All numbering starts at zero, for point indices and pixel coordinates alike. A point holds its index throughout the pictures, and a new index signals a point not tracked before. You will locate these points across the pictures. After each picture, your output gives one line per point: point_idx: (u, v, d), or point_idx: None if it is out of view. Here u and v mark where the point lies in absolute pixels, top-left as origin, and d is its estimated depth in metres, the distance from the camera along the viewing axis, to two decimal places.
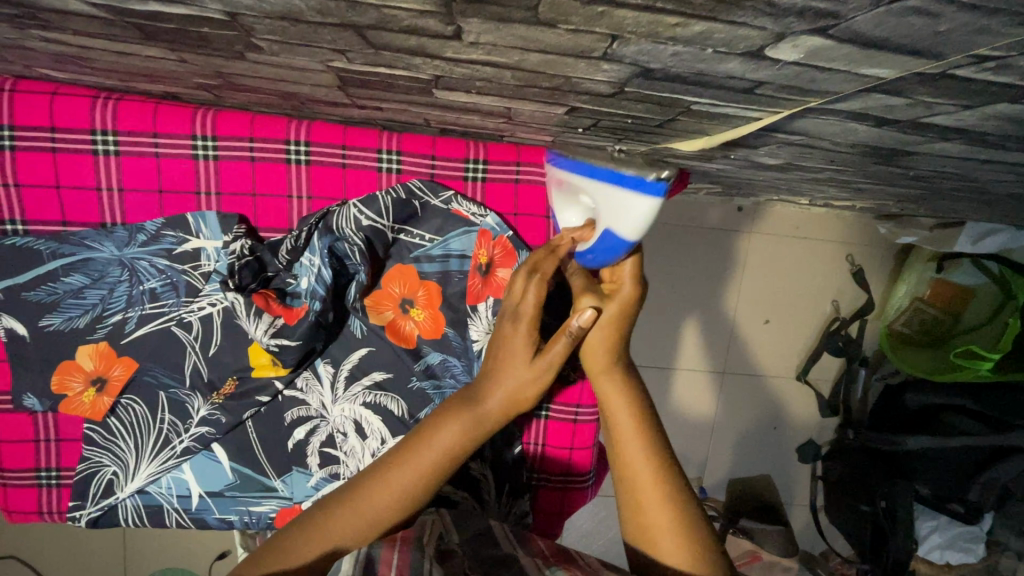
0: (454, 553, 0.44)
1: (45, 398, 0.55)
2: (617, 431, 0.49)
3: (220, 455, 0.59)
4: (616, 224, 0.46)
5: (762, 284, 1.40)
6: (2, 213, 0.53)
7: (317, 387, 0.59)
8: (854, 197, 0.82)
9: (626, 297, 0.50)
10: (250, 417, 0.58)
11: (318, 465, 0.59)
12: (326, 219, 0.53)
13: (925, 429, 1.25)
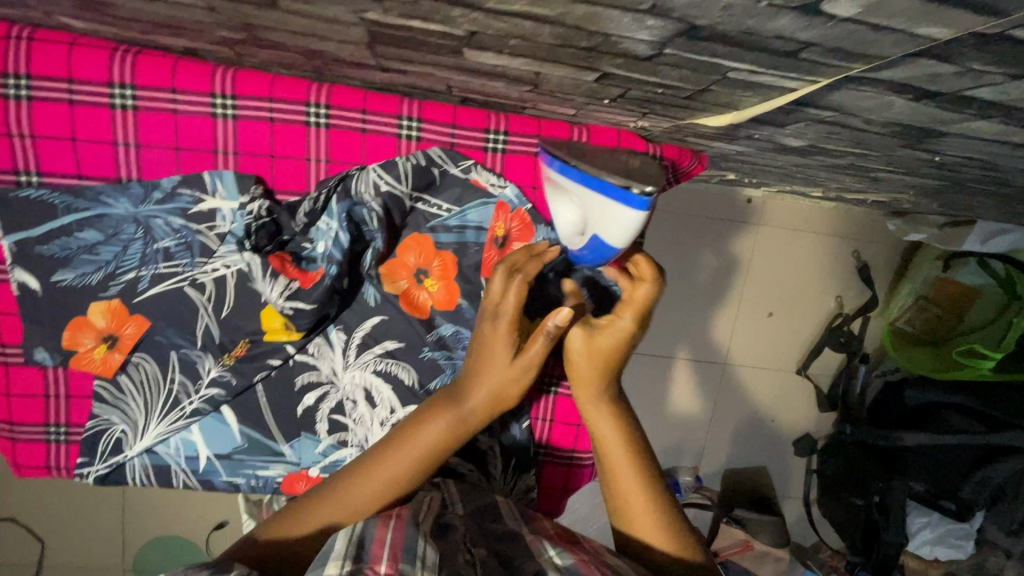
0: (456, 525, 0.46)
1: (55, 353, 0.55)
2: (603, 441, 0.49)
3: (228, 418, 0.59)
4: (604, 232, 0.45)
5: (767, 276, 1.40)
6: (16, 162, 0.52)
7: (328, 353, 0.59)
8: (871, 189, 0.82)
9: (623, 330, 0.48)
10: (260, 381, 0.58)
11: (326, 432, 0.60)
12: (345, 181, 0.52)
13: (919, 425, 1.26)
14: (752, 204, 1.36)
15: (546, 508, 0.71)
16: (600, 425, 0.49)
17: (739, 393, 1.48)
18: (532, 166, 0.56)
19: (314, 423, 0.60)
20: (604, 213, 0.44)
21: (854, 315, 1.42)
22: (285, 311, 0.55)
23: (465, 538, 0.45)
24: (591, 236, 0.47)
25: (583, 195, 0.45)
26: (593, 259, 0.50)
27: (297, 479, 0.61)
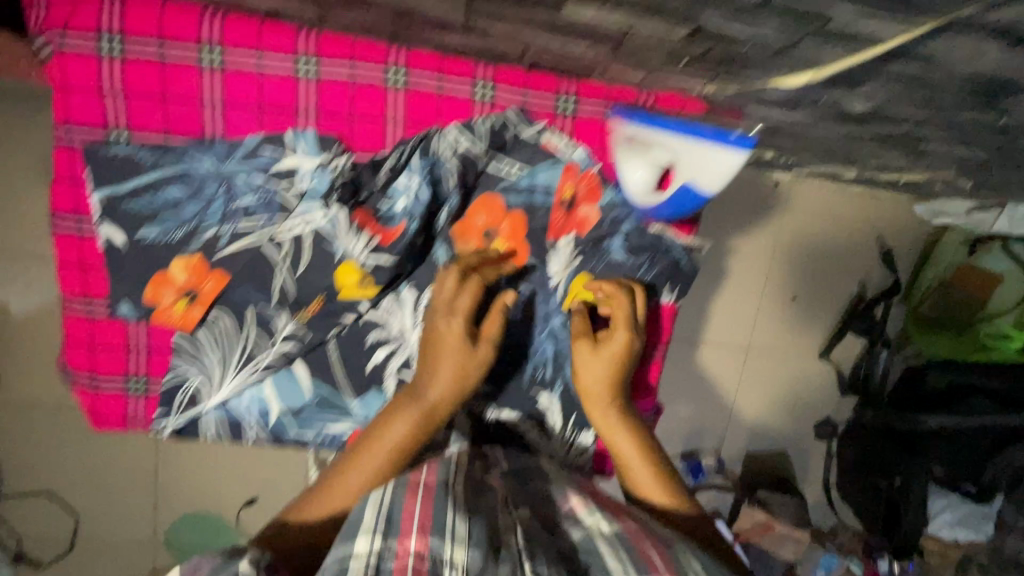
0: (490, 490, 0.57)
1: (139, 307, 0.57)
2: (606, 428, 0.66)
3: (300, 373, 0.61)
4: (699, 179, 0.59)
5: (791, 261, 1.42)
6: (109, 118, 0.56)
7: (396, 311, 0.62)
8: (911, 165, 0.84)
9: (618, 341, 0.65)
10: (333, 337, 0.61)
11: (393, 388, 0.62)
12: (427, 139, 0.58)
13: (944, 407, 1.33)
14: (778, 188, 1.37)
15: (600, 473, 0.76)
16: (601, 420, 0.66)
17: (764, 376, 1.49)
18: (599, 130, 0.64)
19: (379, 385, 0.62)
20: (702, 162, 0.58)
21: (876, 300, 1.43)
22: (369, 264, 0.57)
23: (510, 498, 0.57)
24: (682, 183, 0.60)
25: (685, 147, 0.58)
26: (667, 210, 0.63)
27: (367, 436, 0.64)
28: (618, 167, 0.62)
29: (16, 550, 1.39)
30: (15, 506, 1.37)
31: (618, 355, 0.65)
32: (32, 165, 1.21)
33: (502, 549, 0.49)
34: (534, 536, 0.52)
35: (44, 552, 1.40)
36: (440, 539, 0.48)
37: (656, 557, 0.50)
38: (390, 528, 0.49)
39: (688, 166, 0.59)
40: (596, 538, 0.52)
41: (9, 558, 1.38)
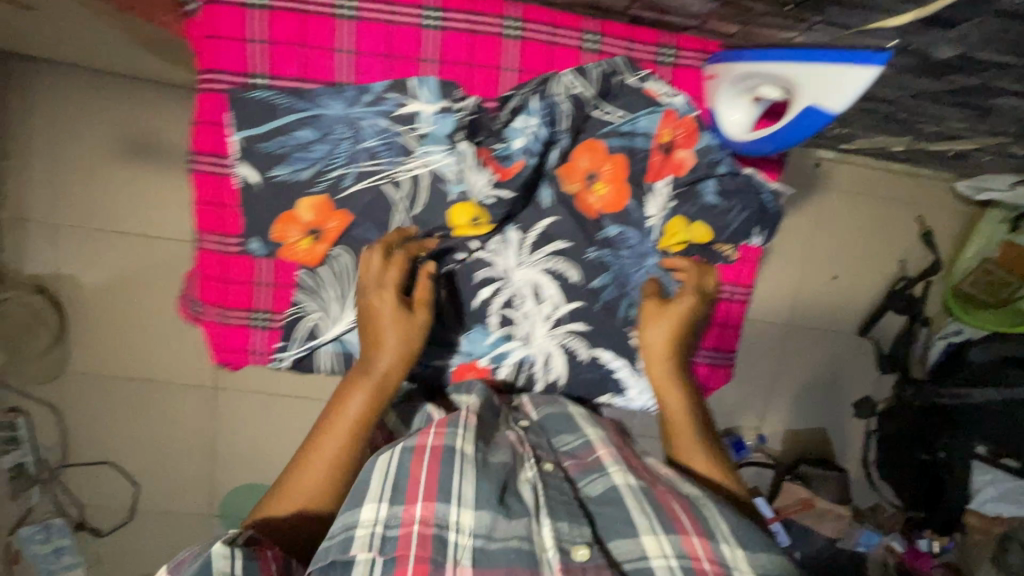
0: (504, 443, 0.73)
1: (268, 243, 0.72)
2: (661, 388, 0.79)
3: (408, 310, 0.78)
4: (823, 100, 0.63)
5: (831, 240, 1.45)
6: (253, 66, 0.71)
7: (506, 251, 0.80)
8: (972, 129, 0.88)
9: (682, 310, 0.78)
10: (455, 265, 0.79)
11: (496, 325, 0.81)
12: (547, 82, 0.72)
13: (988, 380, 1.33)
14: (819, 169, 1.41)
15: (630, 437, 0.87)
16: (664, 387, 0.79)
17: (805, 354, 1.52)
18: (696, 81, 0.79)
19: (487, 317, 0.81)
20: (830, 78, 0.62)
21: (917, 278, 1.46)
22: (489, 200, 0.72)
23: (537, 452, 0.75)
24: (806, 105, 0.65)
25: (806, 68, 0.64)
26: (784, 140, 0.70)
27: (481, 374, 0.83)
28: (715, 110, 0.76)
29: (77, 518, 1.43)
30: (78, 475, 1.42)
31: (684, 320, 0.78)
32: (104, 138, 1.25)
33: (513, 506, 0.65)
34: (550, 491, 0.69)
35: (104, 522, 1.44)
36: (447, 506, 0.62)
37: (681, 514, 0.66)
38: (396, 496, 0.63)
39: (812, 89, 0.64)
40: (622, 490, 0.68)
41: (71, 525, 1.42)
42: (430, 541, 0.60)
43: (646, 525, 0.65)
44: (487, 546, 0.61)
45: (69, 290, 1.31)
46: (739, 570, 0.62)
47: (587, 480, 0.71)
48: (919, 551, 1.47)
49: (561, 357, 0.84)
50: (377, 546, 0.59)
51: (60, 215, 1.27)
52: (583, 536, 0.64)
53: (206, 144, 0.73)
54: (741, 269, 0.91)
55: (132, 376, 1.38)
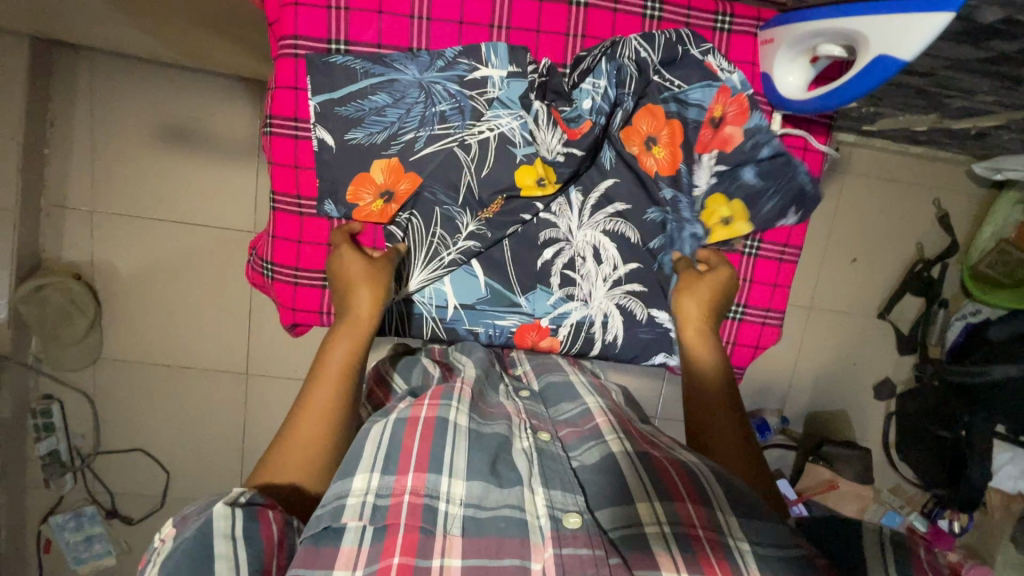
0: (500, 414, 0.70)
1: (341, 206, 0.77)
2: (694, 351, 0.76)
3: (476, 270, 0.83)
4: (892, 47, 0.62)
5: (850, 223, 1.48)
6: (334, 33, 0.75)
7: (568, 213, 0.84)
8: (1001, 101, 0.90)
9: (718, 278, 0.79)
10: (508, 236, 0.82)
11: (558, 285, 0.84)
12: (614, 47, 0.75)
13: (1005, 355, 1.35)
14: (837, 153, 1.44)
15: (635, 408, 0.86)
16: (699, 352, 0.75)
17: (826, 337, 1.55)
18: (751, 44, 0.82)
19: (551, 276, 0.84)
20: (900, 28, 0.61)
21: (935, 260, 1.49)
22: (558, 157, 0.78)
23: (535, 422, 0.71)
24: (874, 56, 0.64)
25: (875, 19, 0.63)
26: (857, 89, 0.69)
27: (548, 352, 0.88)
28: (773, 74, 0.80)
29: (109, 506, 1.45)
30: (111, 463, 1.43)
31: (718, 288, 0.79)
32: (142, 127, 1.28)
33: (505, 475, 0.61)
34: (544, 460, 0.63)
35: (137, 510, 1.46)
36: (438, 477, 0.58)
37: (677, 479, 0.61)
38: (388, 465, 0.58)
39: (882, 37, 0.63)
40: (618, 457, 0.63)
41: (102, 513, 1.44)
42: (420, 510, 0.55)
43: (640, 490, 0.60)
44: (478, 514, 0.57)
45: (107, 278, 1.33)
46: (734, 540, 0.56)
47: (581, 449, 0.66)
48: (940, 531, 1.52)
49: (619, 316, 0.86)
50: (367, 515, 0.54)
51: (99, 204, 1.30)
52: (575, 503, 0.58)
53: (285, 108, 0.77)
54: (794, 230, 0.90)
55: (166, 363, 1.40)
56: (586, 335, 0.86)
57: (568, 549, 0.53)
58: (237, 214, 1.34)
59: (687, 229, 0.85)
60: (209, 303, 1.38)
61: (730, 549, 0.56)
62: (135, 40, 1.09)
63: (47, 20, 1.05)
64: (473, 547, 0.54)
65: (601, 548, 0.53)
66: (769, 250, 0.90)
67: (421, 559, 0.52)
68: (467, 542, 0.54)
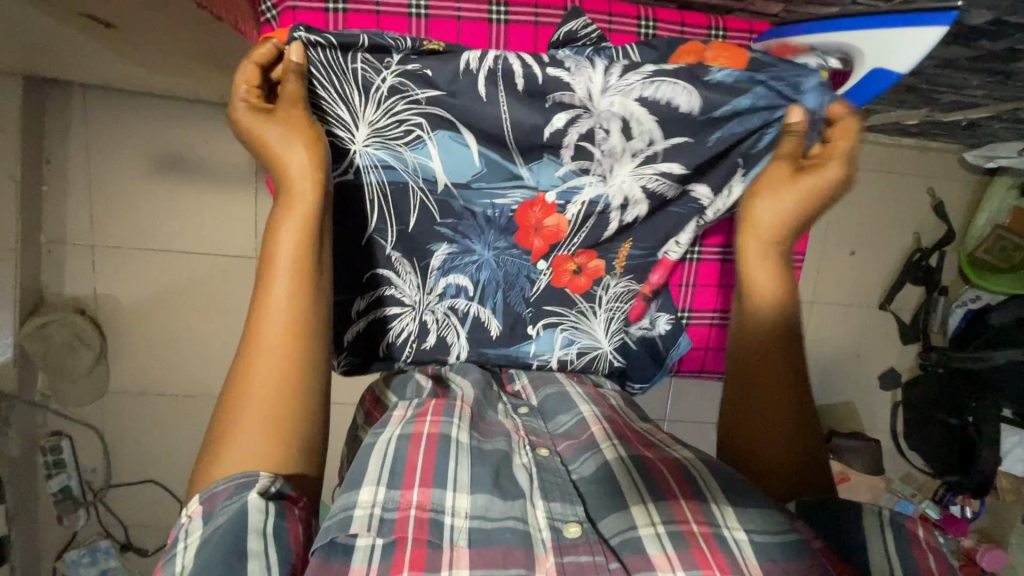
0: (498, 430, 0.69)
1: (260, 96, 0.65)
2: (748, 267, 0.73)
3: (468, 140, 0.69)
4: (888, 61, 0.66)
5: (847, 216, 1.49)
6: None
7: (588, 71, 0.67)
8: (991, 94, 0.92)
9: (825, 178, 0.67)
10: (507, 99, 0.66)
11: (570, 158, 0.72)
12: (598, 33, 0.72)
13: (1006, 340, 1.37)
14: None
15: (636, 410, 0.84)
16: (758, 273, 0.72)
17: (827, 330, 1.56)
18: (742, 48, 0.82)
19: (563, 146, 0.71)
20: (893, 44, 0.65)
21: (932, 248, 1.51)
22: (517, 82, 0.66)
23: (534, 439, 0.70)
24: (870, 70, 0.68)
25: (867, 34, 0.67)
26: (857, 98, 0.71)
27: (560, 259, 0.80)
28: None
29: (124, 538, 1.45)
30: (124, 494, 1.44)
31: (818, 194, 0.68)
32: (138, 158, 1.28)
33: (507, 488, 0.60)
34: (543, 474, 0.63)
35: (154, 540, 1.46)
36: (444, 492, 0.57)
37: (670, 478, 0.62)
38: (393, 480, 0.57)
39: (876, 53, 0.67)
40: (613, 465, 0.63)
41: (118, 546, 1.44)
42: (427, 525, 0.54)
43: (633, 494, 0.60)
44: (485, 527, 0.56)
45: (111, 310, 1.33)
46: (730, 530, 0.56)
47: (579, 461, 0.66)
48: (954, 518, 1.53)
49: (642, 195, 0.76)
50: (374, 527, 0.52)
51: (100, 237, 1.30)
52: (574, 514, 0.59)
53: None
54: None
55: (173, 392, 1.40)
56: (596, 218, 0.77)
57: (569, 558, 0.54)
58: (239, 241, 1.34)
59: (809, 83, 0.67)
60: (214, 330, 1.38)
61: (727, 541, 0.55)
62: (131, 74, 1.09)
63: (42, 60, 1.05)
64: (481, 558, 0.53)
65: (601, 555, 0.54)
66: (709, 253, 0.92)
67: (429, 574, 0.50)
68: (475, 553, 0.53)
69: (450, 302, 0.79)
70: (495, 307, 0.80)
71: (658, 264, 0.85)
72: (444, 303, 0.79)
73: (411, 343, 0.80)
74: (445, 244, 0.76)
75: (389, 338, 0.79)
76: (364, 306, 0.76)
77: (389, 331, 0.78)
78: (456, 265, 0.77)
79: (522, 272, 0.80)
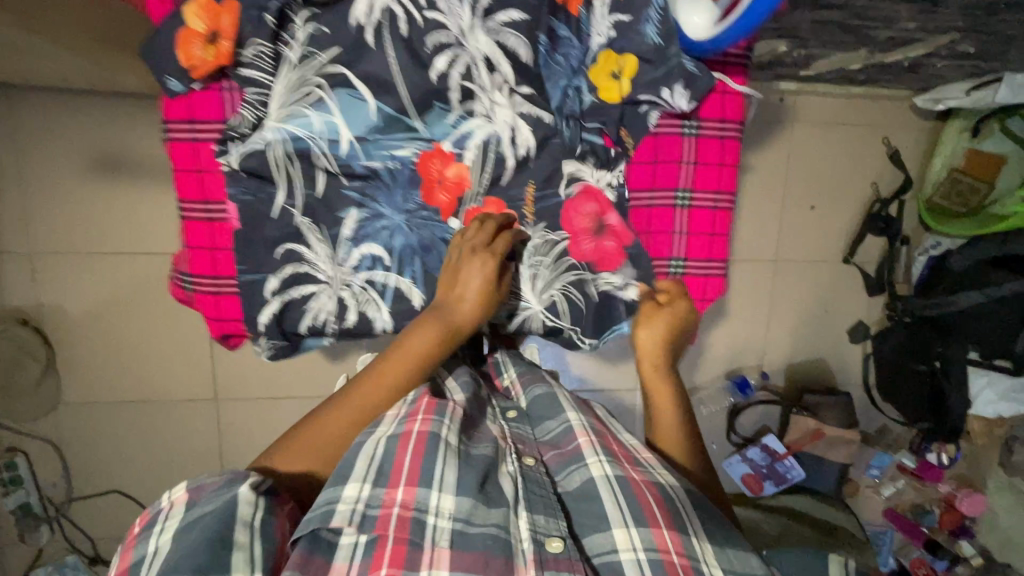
0: (487, 436, 0.72)
1: (184, 80, 0.74)
2: (654, 393, 0.77)
3: (365, 95, 0.74)
4: None
5: (805, 170, 1.48)
6: None
7: (460, 11, 0.75)
8: (923, 27, 0.90)
9: (678, 311, 0.82)
10: (393, 42, 0.73)
11: (457, 101, 0.77)
12: None
13: (967, 285, 1.37)
14: (784, 102, 1.43)
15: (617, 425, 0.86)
16: (657, 388, 0.77)
17: (794, 288, 1.55)
18: None
19: (450, 89, 0.76)
20: None
21: (890, 198, 1.50)
22: (406, 26, 0.73)
23: (520, 446, 0.74)
24: None
25: None
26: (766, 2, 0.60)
27: (470, 211, 0.82)
28: (681, 16, 0.73)
29: (92, 552, 1.42)
30: (87, 508, 1.40)
31: (681, 327, 0.82)
32: (68, 159, 1.23)
33: (492, 495, 0.63)
34: (529, 484, 0.66)
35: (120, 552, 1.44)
36: (428, 491, 0.60)
37: (652, 502, 0.62)
38: (380, 479, 0.60)
39: None
40: (598, 482, 0.65)
41: (85, 560, 1.41)
42: (409, 523, 0.57)
43: (616, 517, 0.61)
44: (467, 530, 0.58)
45: (54, 319, 1.29)
46: (709, 567, 0.59)
47: (564, 474, 0.68)
48: (929, 465, 1.57)
49: (528, 126, 0.80)
50: (357, 522, 0.56)
51: (35, 244, 1.25)
52: (558, 528, 0.61)
53: (179, 113, 0.77)
54: (723, 174, 0.88)
55: (129, 399, 1.36)
56: (495, 156, 0.80)
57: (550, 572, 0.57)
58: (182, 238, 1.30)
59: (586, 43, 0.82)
60: (165, 331, 1.34)
61: None
62: (44, 69, 1.04)
63: None
64: (462, 560, 0.56)
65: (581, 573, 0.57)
66: (643, 199, 0.89)
67: (409, 570, 0.54)
68: (454, 555, 0.56)
69: (367, 274, 0.80)
70: (414, 275, 0.80)
71: (566, 208, 0.83)
72: (359, 275, 0.80)
73: (332, 324, 0.80)
74: (354, 210, 0.78)
75: (304, 322, 0.79)
76: (276, 285, 0.78)
77: (309, 312, 0.79)
78: (368, 234, 0.79)
79: (433, 220, 0.81)
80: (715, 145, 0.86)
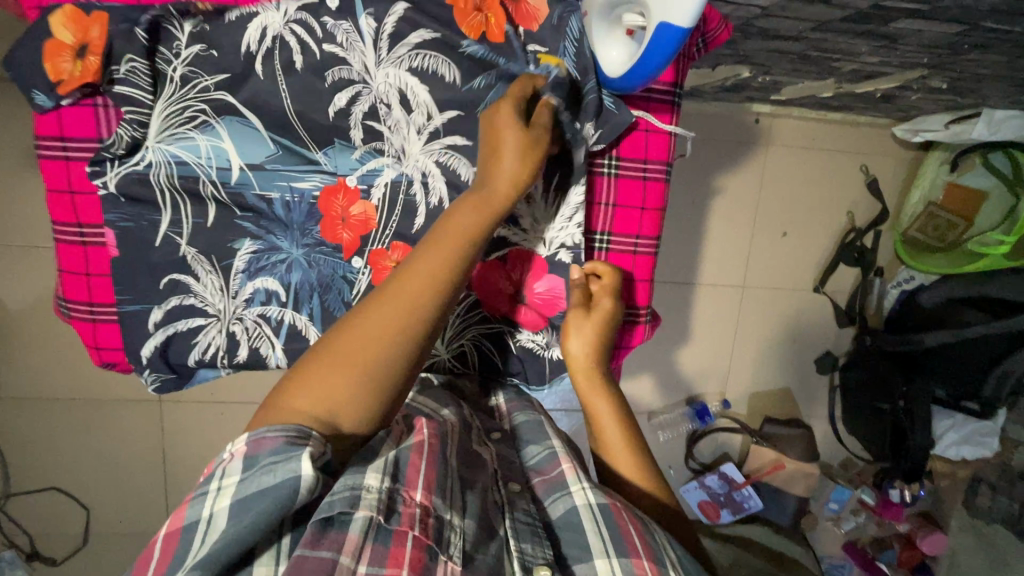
0: (484, 464, 0.60)
1: (51, 95, 0.65)
2: (597, 423, 0.70)
3: (258, 125, 0.67)
4: (670, 15, 0.54)
5: (779, 195, 1.43)
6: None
7: (359, 44, 0.65)
8: (888, 62, 0.86)
9: (603, 312, 0.73)
10: (284, 80, 0.66)
11: (362, 140, 0.69)
12: None
13: (939, 323, 1.34)
14: (758, 124, 1.38)
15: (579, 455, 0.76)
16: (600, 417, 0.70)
17: (760, 316, 1.50)
18: None
19: (351, 128, 0.68)
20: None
21: (866, 228, 1.45)
22: (297, 58, 0.65)
23: (505, 472, 0.64)
24: (658, 25, 0.55)
25: None
26: (659, 55, 0.59)
27: (377, 255, 0.72)
28: (595, 53, 0.67)
29: (28, 548, 1.39)
30: (24, 505, 1.37)
31: (608, 326, 0.73)
32: (5, 152, 1.18)
33: (494, 531, 0.53)
34: (516, 514, 0.57)
35: (58, 551, 1.41)
36: (444, 501, 0.51)
37: (634, 532, 0.54)
38: (400, 474, 0.50)
39: (660, 6, 0.54)
40: (583, 514, 0.56)
41: (22, 557, 1.38)
42: (431, 529, 0.48)
43: (598, 545, 0.53)
44: (474, 555, 0.50)
45: None
46: None
47: (550, 500, 0.60)
48: (890, 503, 1.51)
49: (442, 176, 0.70)
50: (383, 513, 0.47)
51: None
52: (545, 556, 0.52)
53: (48, 128, 0.68)
54: (645, 218, 0.78)
55: (68, 397, 1.33)
56: (403, 202, 0.70)
57: None
58: None
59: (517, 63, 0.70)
60: None
61: None
62: None
63: None
64: None
65: None
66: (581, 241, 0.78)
67: None
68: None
69: (260, 309, 0.71)
70: (312, 313, 0.72)
71: (485, 268, 0.75)
72: (253, 309, 0.71)
73: (222, 358, 0.72)
74: (248, 241, 0.70)
75: (191, 356, 0.71)
76: (160, 318, 0.70)
77: (195, 347, 0.71)
78: (264, 265, 0.71)
79: (337, 269, 0.72)
80: (636, 187, 0.76)
